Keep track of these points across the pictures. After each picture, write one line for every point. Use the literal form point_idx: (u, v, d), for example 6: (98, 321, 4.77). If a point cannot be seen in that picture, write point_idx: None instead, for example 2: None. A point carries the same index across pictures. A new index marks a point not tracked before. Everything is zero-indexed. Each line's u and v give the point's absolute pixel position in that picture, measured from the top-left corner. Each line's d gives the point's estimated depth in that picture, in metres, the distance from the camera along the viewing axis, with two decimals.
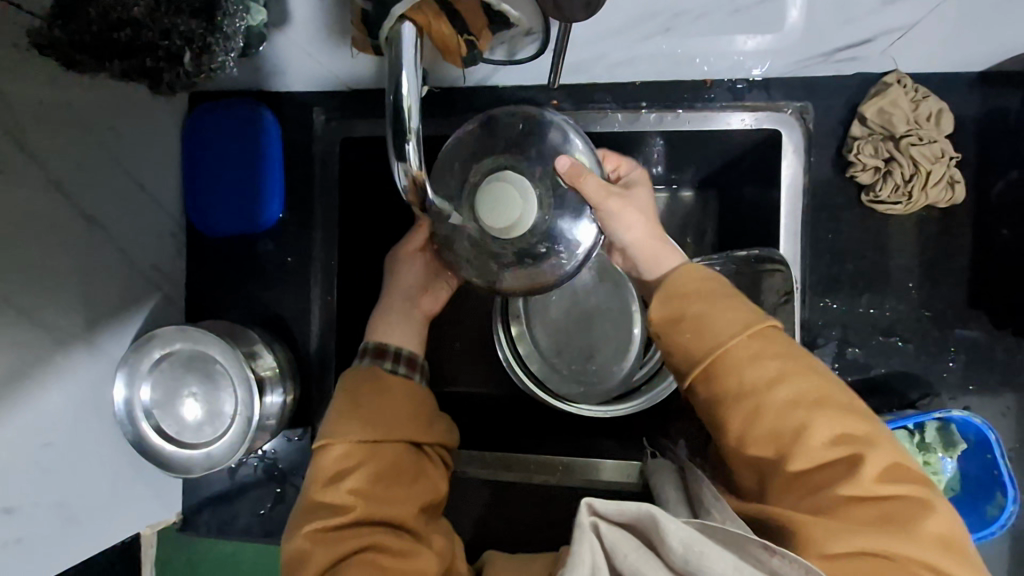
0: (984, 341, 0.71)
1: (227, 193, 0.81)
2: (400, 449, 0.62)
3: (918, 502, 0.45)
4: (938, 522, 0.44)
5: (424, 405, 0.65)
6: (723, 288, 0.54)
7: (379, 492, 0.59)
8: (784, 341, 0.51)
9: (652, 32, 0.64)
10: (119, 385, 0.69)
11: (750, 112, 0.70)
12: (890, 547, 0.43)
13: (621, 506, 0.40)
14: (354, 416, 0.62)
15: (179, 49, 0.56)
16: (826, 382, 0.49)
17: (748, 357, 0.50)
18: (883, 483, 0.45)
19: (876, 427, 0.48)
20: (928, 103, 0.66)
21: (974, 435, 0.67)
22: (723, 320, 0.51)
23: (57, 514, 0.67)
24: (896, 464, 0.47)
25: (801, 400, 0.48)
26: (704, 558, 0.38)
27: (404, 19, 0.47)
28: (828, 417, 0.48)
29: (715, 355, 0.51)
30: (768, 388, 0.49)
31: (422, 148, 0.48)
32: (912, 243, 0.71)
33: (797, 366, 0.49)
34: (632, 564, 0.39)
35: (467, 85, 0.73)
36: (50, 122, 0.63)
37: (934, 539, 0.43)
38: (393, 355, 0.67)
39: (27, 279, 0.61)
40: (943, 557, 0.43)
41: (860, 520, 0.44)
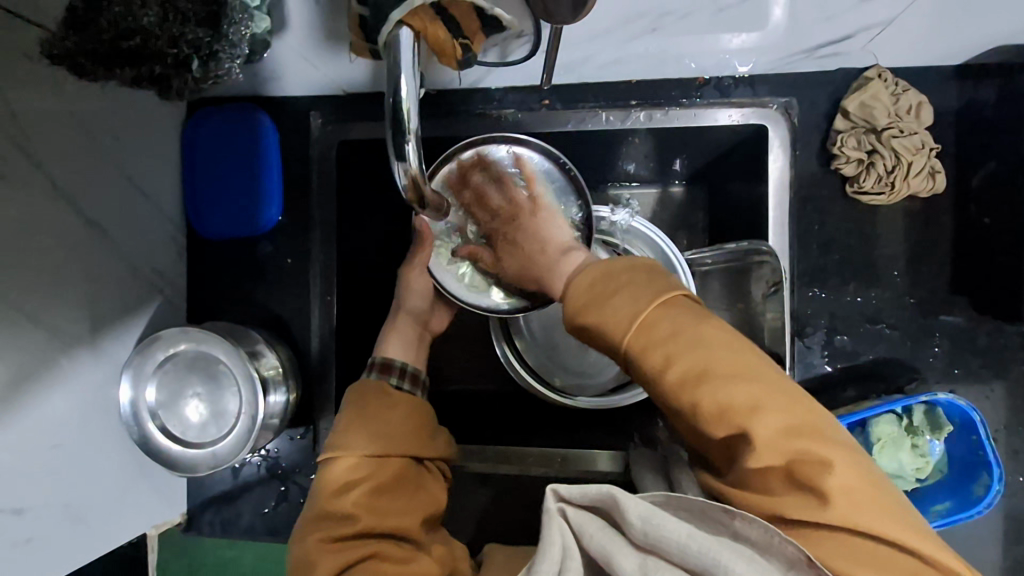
0: (968, 326, 0.73)
1: (226, 197, 0.82)
2: (404, 463, 0.64)
3: (826, 459, 0.42)
4: (843, 477, 0.42)
5: (427, 419, 0.68)
6: (616, 274, 0.53)
7: (382, 503, 0.60)
8: (672, 322, 0.48)
9: (640, 31, 0.67)
10: (125, 385, 0.70)
11: (737, 109, 0.72)
12: (792, 508, 0.42)
13: (583, 489, 0.42)
14: (364, 428, 0.64)
15: (187, 56, 0.56)
16: (714, 351, 0.46)
17: (640, 346, 0.49)
18: (790, 445, 0.43)
19: (775, 388, 0.45)
20: (907, 97, 0.69)
21: (959, 416, 0.70)
22: (615, 312, 0.50)
23: (64, 516, 0.67)
24: (801, 420, 0.44)
25: (693, 379, 0.46)
26: (661, 527, 0.39)
27: (400, 24, 0.49)
28: (716, 389, 0.45)
29: (619, 347, 0.50)
30: (661, 374, 0.47)
31: (421, 147, 0.49)
32: (896, 232, 0.73)
33: (685, 343, 0.47)
34: (599, 543, 0.41)
35: (460, 87, 0.75)
36: (53, 130, 0.64)
37: (843, 497, 0.41)
38: (399, 371, 0.70)
39: (31, 283, 0.62)
40: (849, 514, 0.41)
41: (775, 486, 0.43)
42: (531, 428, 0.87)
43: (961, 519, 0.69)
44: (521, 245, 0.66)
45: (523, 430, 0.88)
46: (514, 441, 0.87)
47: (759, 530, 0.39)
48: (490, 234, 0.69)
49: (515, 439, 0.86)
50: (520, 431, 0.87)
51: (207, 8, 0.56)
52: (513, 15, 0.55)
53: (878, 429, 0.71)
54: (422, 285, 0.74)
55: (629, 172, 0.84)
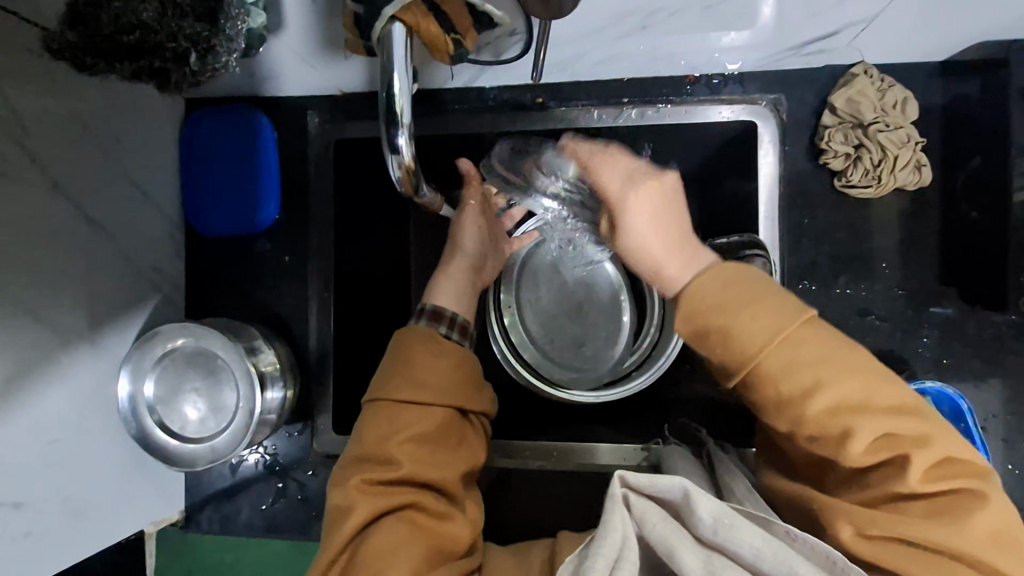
0: (956, 317, 0.74)
1: (224, 196, 0.83)
2: (448, 413, 0.64)
3: (971, 498, 0.44)
4: (989, 515, 0.44)
5: (472, 373, 0.68)
6: (754, 282, 0.48)
7: (423, 450, 0.61)
8: (818, 344, 0.46)
9: (629, 30, 0.68)
10: (124, 380, 0.71)
11: (728, 105, 0.74)
12: (938, 539, 0.43)
13: (652, 479, 0.42)
14: (409, 376, 0.64)
15: (186, 50, 0.57)
16: (873, 382, 0.46)
17: (784, 367, 0.46)
18: (936, 481, 0.45)
19: (928, 420, 0.46)
20: (893, 92, 0.70)
21: (948, 406, 0.71)
22: (756, 327, 0.47)
23: (62, 510, 0.68)
24: (947, 456, 0.46)
25: (847, 408, 0.45)
26: (734, 530, 0.40)
27: (393, 20, 0.49)
28: (872, 421, 0.45)
29: (748, 364, 0.47)
30: (807, 400, 0.46)
31: (414, 139, 0.50)
32: (886, 225, 0.74)
33: (838, 371, 0.46)
34: (660, 532, 0.42)
35: (454, 86, 0.76)
36: (52, 127, 0.65)
37: (988, 535, 0.43)
38: (450, 319, 0.71)
39: (29, 278, 0.63)
40: (995, 552, 0.43)
41: (912, 514, 0.44)
42: (527, 423, 0.88)
43: None
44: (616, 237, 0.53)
45: (519, 425, 0.88)
46: (511, 436, 0.88)
47: (819, 555, 0.41)
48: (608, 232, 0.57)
49: (512, 435, 0.87)
50: (517, 426, 0.88)
51: (205, 5, 0.57)
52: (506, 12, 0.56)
53: None
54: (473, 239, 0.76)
55: None
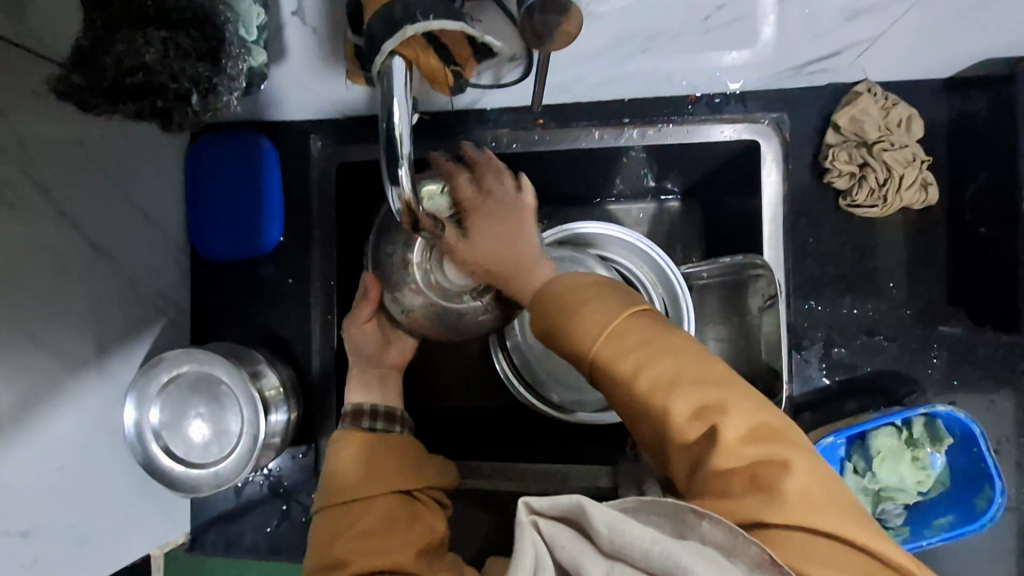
0: (966, 337, 0.73)
1: (227, 220, 0.84)
2: (391, 500, 0.69)
3: (780, 463, 0.46)
4: (802, 480, 0.46)
5: (412, 453, 0.73)
6: (587, 287, 0.57)
7: (373, 543, 0.65)
8: (642, 331, 0.53)
9: (630, 53, 0.67)
10: (130, 406, 0.71)
11: (730, 125, 0.73)
12: (758, 510, 0.45)
13: (552, 500, 0.42)
14: (347, 480, 0.69)
15: (187, 91, 0.57)
16: (685, 359, 0.52)
17: (614, 353, 0.53)
18: (747, 449, 0.48)
19: (740, 394, 0.50)
20: (897, 110, 0.69)
21: (959, 429, 0.69)
22: (586, 319, 0.55)
23: (70, 537, 0.68)
24: (760, 424, 0.49)
25: (665, 386, 0.51)
26: (626, 533, 0.40)
27: (394, 54, 0.50)
28: (688, 394, 0.50)
29: (586, 353, 0.54)
30: (634, 380, 0.52)
31: (415, 171, 0.50)
32: (893, 243, 0.74)
33: (656, 351, 0.52)
34: (569, 553, 0.41)
35: (455, 109, 0.76)
36: (59, 158, 0.66)
37: (797, 498, 0.45)
38: (371, 413, 0.74)
39: (36, 308, 0.64)
40: (811, 515, 0.44)
41: (736, 490, 0.46)
42: (532, 444, 0.87)
43: (967, 533, 0.68)
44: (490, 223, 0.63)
45: (523, 446, 0.88)
46: (515, 457, 0.87)
47: (725, 533, 0.41)
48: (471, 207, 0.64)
49: (516, 455, 0.87)
50: (522, 446, 0.87)
51: (206, 44, 0.57)
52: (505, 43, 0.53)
53: (876, 442, 0.71)
54: (373, 339, 0.76)
55: (624, 188, 0.85)
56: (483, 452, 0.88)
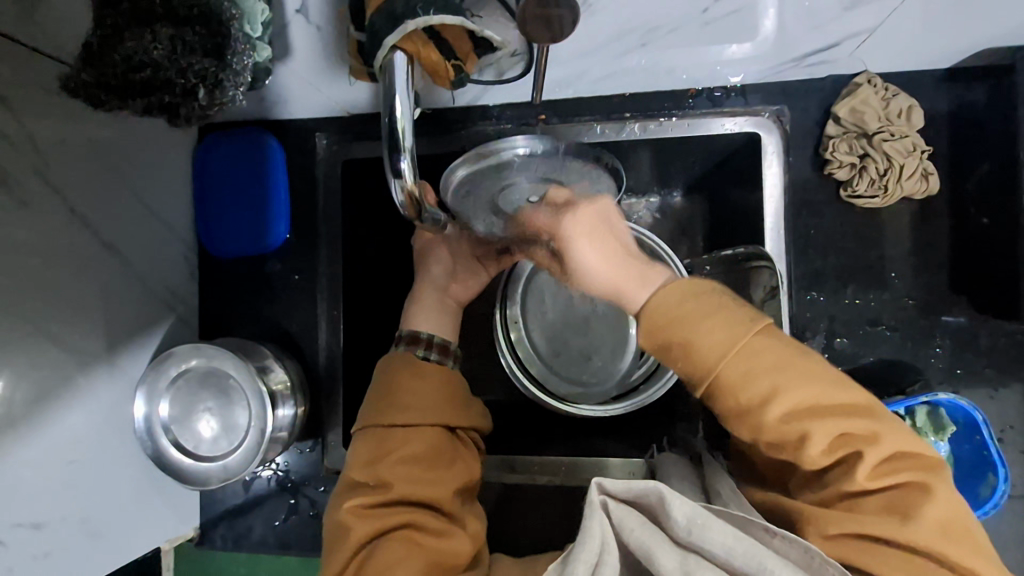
0: (969, 326, 0.73)
1: (234, 218, 0.85)
2: (437, 432, 0.65)
3: (917, 488, 0.48)
4: (937, 508, 0.47)
5: (458, 390, 0.69)
6: (709, 302, 0.52)
7: (415, 472, 0.62)
8: (776, 353, 0.51)
9: (628, 48, 0.67)
10: (139, 401, 0.72)
11: (730, 117, 0.74)
12: (893, 534, 0.47)
13: (628, 484, 0.43)
14: (397, 399, 0.65)
15: (193, 86, 0.59)
16: (825, 383, 0.51)
17: (741, 378, 0.50)
18: (883, 477, 0.49)
19: (880, 419, 0.50)
20: (897, 101, 0.69)
21: (962, 417, 0.69)
22: (713, 341, 0.51)
23: (81, 529, 0.70)
24: (899, 452, 0.50)
25: (802, 412, 0.50)
26: (705, 529, 0.41)
27: (395, 49, 0.51)
28: (828, 422, 0.50)
29: (709, 375, 0.51)
30: (766, 405, 0.50)
31: (417, 163, 0.51)
32: (896, 234, 0.74)
33: (790, 377, 0.50)
34: (639, 538, 0.43)
35: (456, 105, 0.77)
36: (68, 155, 0.67)
37: (932, 525, 0.46)
38: (427, 343, 0.71)
39: (47, 302, 0.65)
40: (944, 542, 0.46)
41: (866, 511, 0.48)
42: (537, 437, 0.88)
43: None
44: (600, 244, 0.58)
45: (528, 440, 0.88)
46: (520, 451, 0.87)
47: (798, 551, 0.43)
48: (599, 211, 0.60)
49: (521, 448, 0.87)
50: (527, 440, 0.88)
51: (211, 40, 0.58)
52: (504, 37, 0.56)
53: None
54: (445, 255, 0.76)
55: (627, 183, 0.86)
56: (488, 446, 0.88)
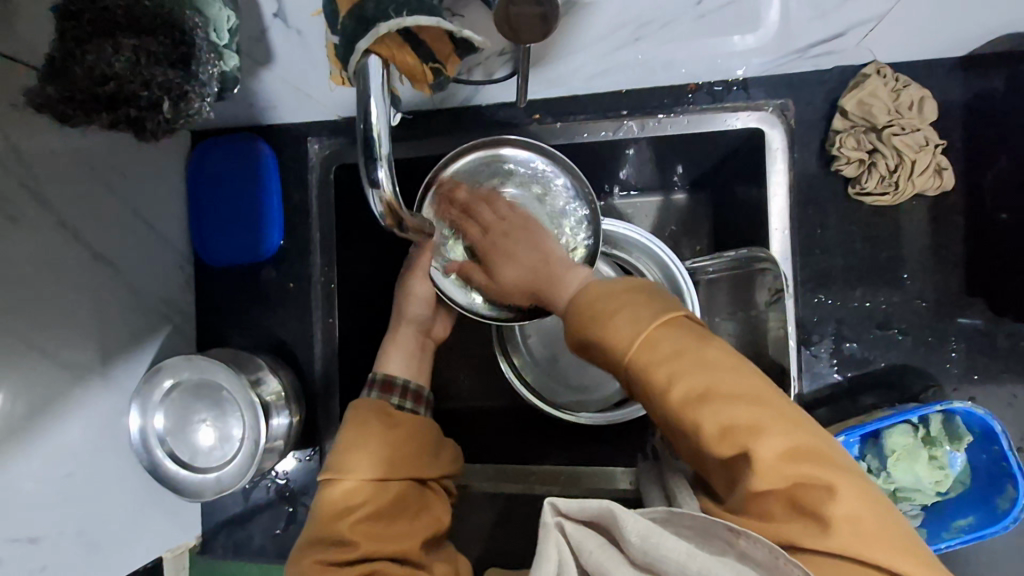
0: (987, 328, 0.69)
1: (228, 227, 0.85)
2: (405, 483, 0.64)
3: (826, 486, 0.42)
4: (847, 505, 0.41)
5: (431, 438, 0.69)
6: (620, 291, 0.52)
7: (380, 528, 0.60)
8: (677, 341, 0.48)
9: (622, 42, 0.65)
10: (134, 413, 0.72)
11: (742, 112, 0.70)
12: (803, 537, 0.41)
13: (581, 503, 0.41)
14: (363, 450, 0.64)
15: (158, 98, 0.57)
16: (725, 367, 0.46)
17: (641, 365, 0.48)
18: (789, 470, 0.42)
19: (781, 407, 0.45)
20: (908, 92, 0.66)
21: (979, 426, 0.66)
22: (616, 328, 0.50)
23: (79, 542, 0.70)
24: (803, 443, 0.43)
25: (700, 403, 0.45)
26: (660, 547, 0.39)
27: (369, 53, 0.48)
28: (726, 409, 0.45)
29: (618, 363, 0.50)
30: (664, 394, 0.47)
31: (395, 171, 0.50)
32: (908, 232, 0.70)
33: (685, 365, 0.46)
34: (596, 561, 0.40)
35: (441, 106, 0.75)
36: (56, 169, 0.66)
37: (843, 527, 0.40)
38: (401, 390, 0.71)
39: (39, 318, 0.65)
40: (858, 546, 0.40)
41: (774, 512, 0.42)
42: (537, 445, 0.86)
43: (991, 535, 0.65)
44: (516, 255, 0.66)
45: (528, 447, 0.86)
46: (519, 459, 0.86)
47: (765, 550, 0.39)
48: (484, 251, 0.68)
49: (521, 456, 0.86)
50: (527, 448, 0.86)
51: (177, 50, 0.57)
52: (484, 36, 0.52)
53: (890, 441, 0.68)
54: (427, 294, 0.73)
55: (626, 181, 0.84)
56: (487, 454, 0.87)
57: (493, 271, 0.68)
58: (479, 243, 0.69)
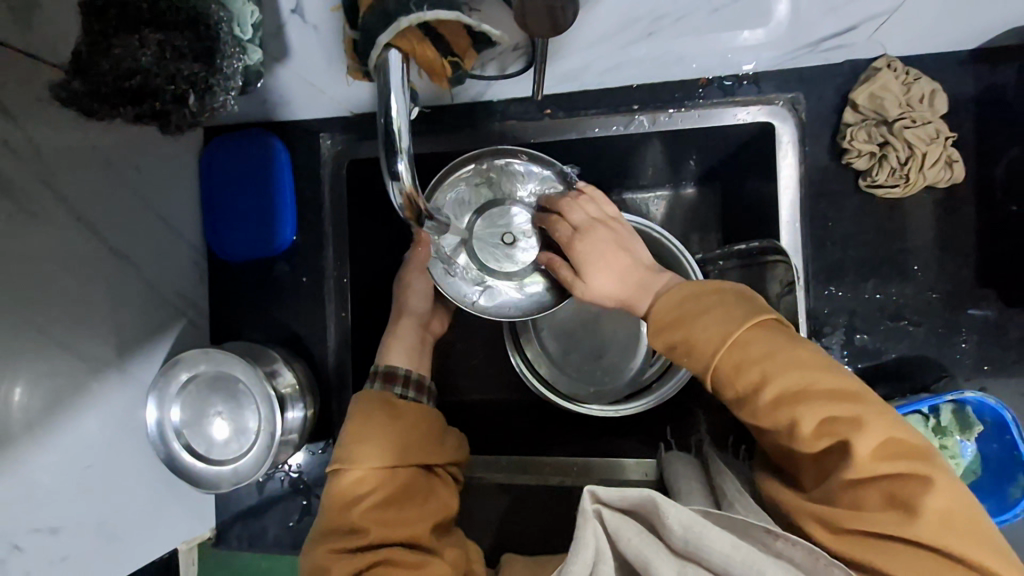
0: (997, 319, 0.70)
1: (241, 223, 0.85)
2: (412, 470, 0.65)
3: (919, 479, 0.45)
4: (940, 499, 0.44)
5: (434, 426, 0.70)
6: (704, 296, 0.55)
7: (391, 514, 0.61)
8: (767, 345, 0.50)
9: (636, 37, 0.65)
10: (152, 406, 0.73)
11: (750, 107, 0.71)
12: (893, 527, 0.44)
13: (622, 492, 0.42)
14: (369, 439, 0.65)
15: (184, 92, 0.59)
16: (814, 370, 0.49)
17: (733, 366, 0.51)
18: (881, 464, 0.46)
19: (869, 405, 0.48)
20: (919, 85, 0.66)
21: (990, 416, 0.67)
22: (703, 333, 0.53)
23: (98, 533, 0.71)
24: (894, 440, 0.47)
25: (793, 400, 0.49)
26: (703, 537, 0.40)
27: (388, 46, 0.50)
28: (818, 409, 0.48)
29: (706, 367, 0.52)
30: (757, 394, 0.50)
31: (414, 164, 0.50)
32: (919, 224, 0.71)
33: (778, 366, 0.49)
34: (635, 548, 0.42)
35: (455, 102, 0.75)
36: (73, 164, 0.67)
37: (935, 517, 0.43)
38: (403, 379, 0.73)
39: (59, 312, 0.65)
40: (948, 536, 0.43)
41: (867, 505, 0.46)
42: (549, 437, 0.87)
43: (997, 524, 0.66)
44: (602, 256, 0.65)
45: (540, 440, 0.87)
46: (530, 451, 0.87)
47: (803, 552, 0.41)
48: (569, 246, 0.67)
49: (533, 449, 0.86)
50: (539, 440, 0.87)
51: (200, 44, 0.57)
52: (503, 30, 0.53)
53: None
54: (425, 286, 0.77)
55: (637, 176, 0.84)
56: (499, 446, 0.88)
57: (581, 272, 0.66)
58: (565, 241, 0.68)
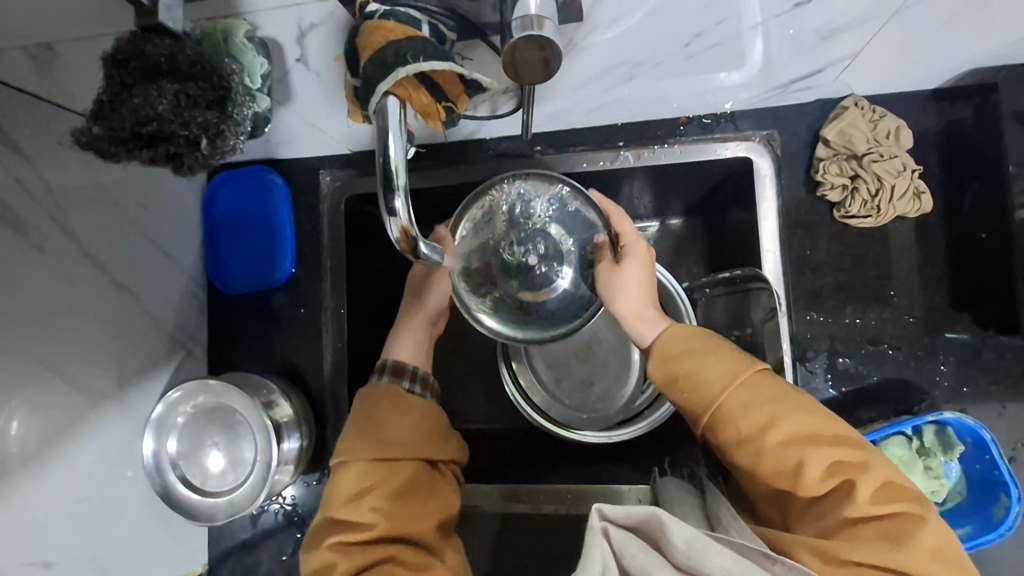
0: (973, 342, 0.72)
1: (241, 255, 0.87)
2: (415, 465, 0.66)
3: (913, 518, 0.49)
4: (931, 535, 0.48)
5: (437, 420, 0.70)
6: (712, 339, 0.60)
7: (399, 506, 0.62)
8: (774, 389, 0.56)
9: (618, 81, 0.71)
10: (148, 438, 0.73)
11: (727, 142, 0.74)
12: (892, 560, 0.47)
13: (628, 509, 0.44)
14: (376, 433, 0.66)
15: (197, 137, 0.61)
16: (816, 415, 0.54)
17: (741, 406, 0.55)
18: (878, 505, 0.50)
19: (868, 451, 0.53)
20: (885, 122, 0.71)
21: (969, 436, 0.69)
22: (714, 373, 0.57)
23: (90, 569, 0.70)
24: (888, 483, 0.51)
25: (800, 441, 0.53)
26: (705, 552, 0.41)
27: (387, 93, 0.53)
28: (821, 452, 0.52)
29: (714, 405, 0.56)
30: (766, 434, 0.54)
31: (411, 200, 0.52)
32: (893, 251, 0.74)
33: (786, 411, 0.54)
34: (640, 563, 0.42)
35: (450, 139, 0.79)
36: (80, 201, 0.70)
37: (929, 551, 0.47)
38: (410, 374, 0.73)
39: (61, 344, 0.67)
40: (940, 568, 0.47)
41: (866, 539, 0.49)
42: (543, 466, 0.87)
43: (983, 544, 0.68)
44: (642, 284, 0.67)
45: (535, 468, 0.88)
46: (525, 480, 0.87)
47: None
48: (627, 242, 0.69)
49: (528, 477, 0.87)
50: (534, 469, 0.87)
51: (214, 94, 0.62)
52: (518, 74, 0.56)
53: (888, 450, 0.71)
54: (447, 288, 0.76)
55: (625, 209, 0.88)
56: (494, 474, 0.88)
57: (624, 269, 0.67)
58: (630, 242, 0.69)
